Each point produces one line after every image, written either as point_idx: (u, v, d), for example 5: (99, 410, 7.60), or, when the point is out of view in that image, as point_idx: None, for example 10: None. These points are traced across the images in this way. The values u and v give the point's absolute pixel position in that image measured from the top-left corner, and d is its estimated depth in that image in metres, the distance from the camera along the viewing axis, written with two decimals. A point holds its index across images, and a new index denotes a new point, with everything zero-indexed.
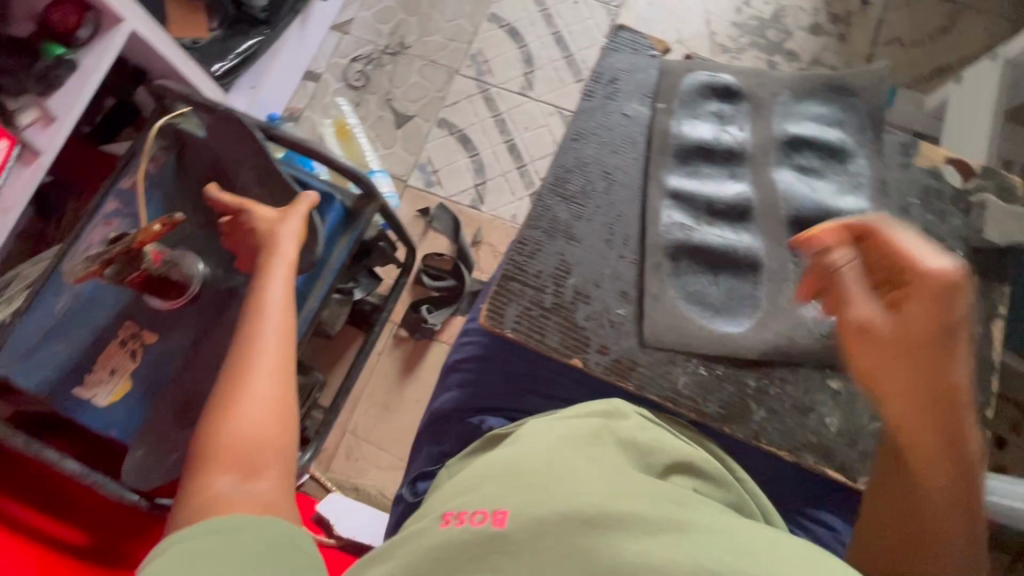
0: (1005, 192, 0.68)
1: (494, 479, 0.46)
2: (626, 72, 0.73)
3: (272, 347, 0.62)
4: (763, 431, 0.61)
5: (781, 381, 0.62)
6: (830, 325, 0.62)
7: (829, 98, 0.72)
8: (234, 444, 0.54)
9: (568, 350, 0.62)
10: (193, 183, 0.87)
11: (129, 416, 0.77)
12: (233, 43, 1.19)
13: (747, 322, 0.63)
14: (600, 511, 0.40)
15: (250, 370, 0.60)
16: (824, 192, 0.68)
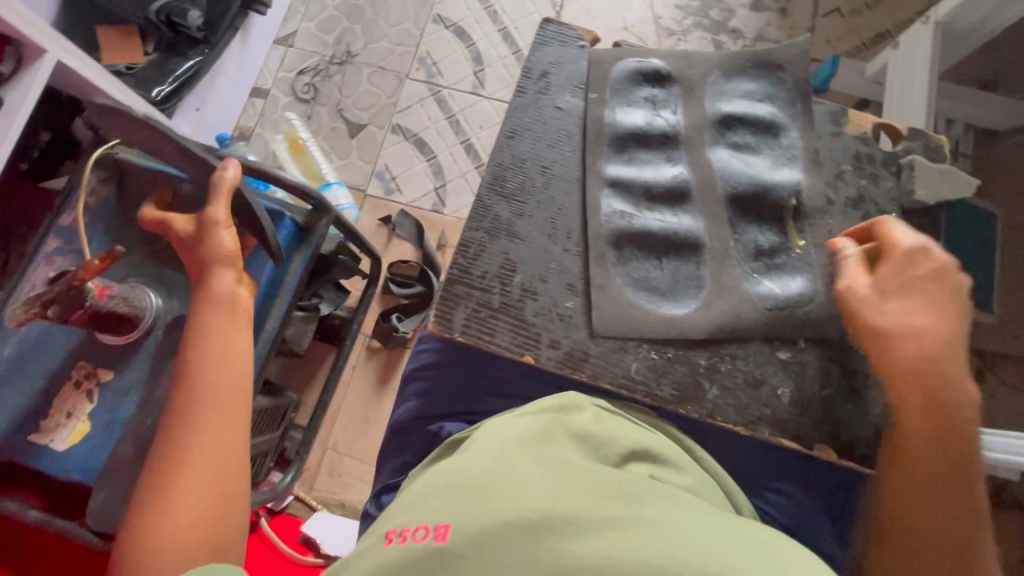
0: (932, 153, 0.70)
1: (441, 490, 0.47)
2: (558, 64, 0.73)
3: (202, 416, 0.63)
4: (718, 408, 0.62)
5: (731, 357, 0.63)
6: (774, 299, 0.64)
7: (758, 74, 0.73)
8: (175, 509, 0.57)
9: (518, 348, 0.63)
10: (136, 212, 0.85)
11: (90, 458, 0.76)
12: (171, 65, 1.17)
13: (692, 302, 0.64)
14: (541, 518, 0.42)
15: (187, 432, 0.62)
16: (759, 166, 0.69)
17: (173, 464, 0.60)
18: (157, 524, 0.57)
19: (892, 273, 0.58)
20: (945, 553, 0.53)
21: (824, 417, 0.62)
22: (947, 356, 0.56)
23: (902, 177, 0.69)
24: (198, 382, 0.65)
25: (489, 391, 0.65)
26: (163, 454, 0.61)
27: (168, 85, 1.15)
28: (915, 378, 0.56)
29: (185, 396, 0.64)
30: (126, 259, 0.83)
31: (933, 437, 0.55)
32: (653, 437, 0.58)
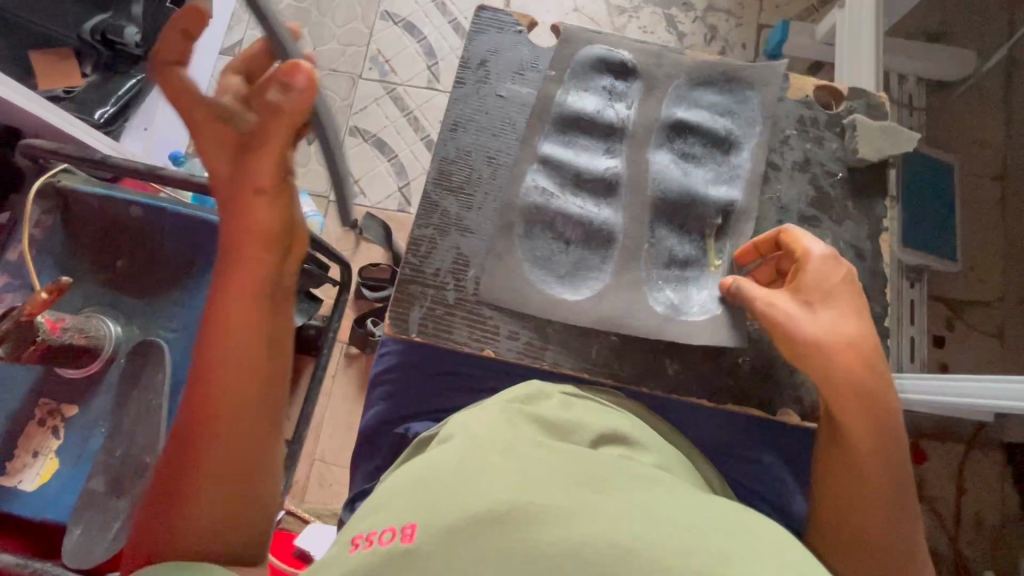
0: (872, 110, 0.71)
1: (406, 492, 0.46)
2: (498, 53, 0.72)
3: (224, 410, 0.52)
4: (680, 382, 0.64)
5: (663, 355, 0.64)
6: (669, 312, 0.64)
7: (724, 88, 0.71)
8: (199, 507, 0.49)
9: (476, 342, 0.64)
10: (85, 241, 0.82)
11: (60, 495, 0.74)
12: (111, 86, 1.13)
13: (589, 293, 0.65)
14: (508, 509, 0.42)
15: (211, 429, 0.51)
16: (697, 178, 0.68)
17: (194, 462, 0.50)
18: (178, 521, 0.49)
19: (813, 287, 0.57)
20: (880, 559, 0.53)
21: (783, 381, 0.64)
22: (881, 367, 0.54)
23: (846, 137, 0.70)
24: (224, 377, 0.52)
25: (456, 388, 0.65)
26: (180, 448, 0.51)
27: (111, 106, 1.12)
28: (856, 396, 0.54)
29: (208, 391, 0.52)
30: (79, 289, 0.81)
31: (879, 451, 0.54)
32: (620, 417, 0.58)
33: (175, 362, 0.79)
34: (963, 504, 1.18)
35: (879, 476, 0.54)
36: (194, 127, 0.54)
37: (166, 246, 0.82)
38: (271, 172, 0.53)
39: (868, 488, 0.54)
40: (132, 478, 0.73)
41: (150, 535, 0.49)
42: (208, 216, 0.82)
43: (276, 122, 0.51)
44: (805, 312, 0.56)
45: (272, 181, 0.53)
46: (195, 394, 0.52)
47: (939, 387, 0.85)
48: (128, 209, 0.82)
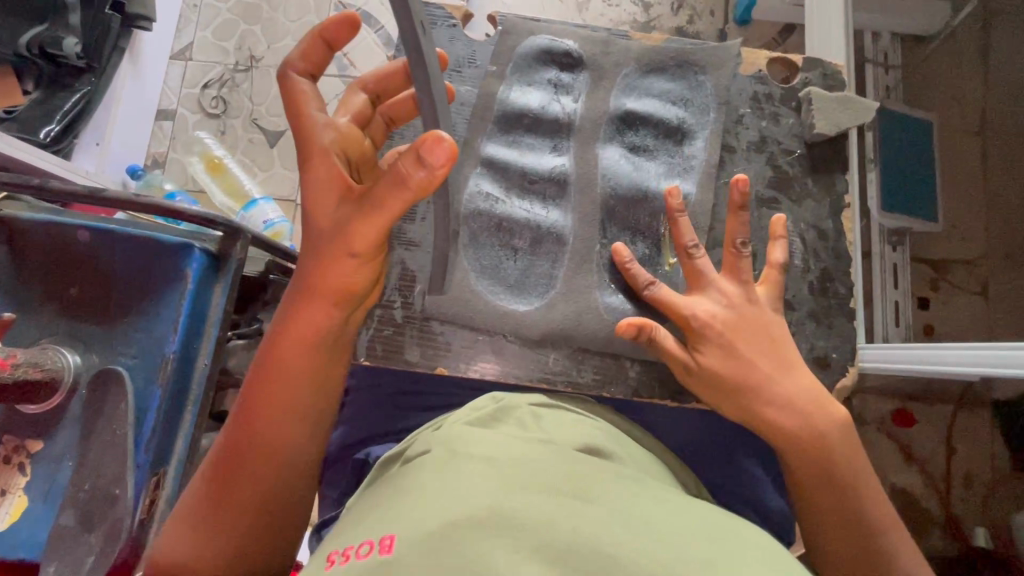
0: (827, 79, 0.74)
1: (385, 508, 0.47)
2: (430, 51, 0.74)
3: (281, 416, 0.57)
4: (641, 386, 0.66)
5: (631, 358, 0.66)
6: (616, 315, 0.66)
7: (675, 75, 0.74)
8: (230, 519, 0.54)
9: (428, 360, 0.65)
10: (35, 270, 0.80)
11: (32, 532, 0.73)
12: (56, 103, 1.09)
13: (536, 301, 0.67)
14: (489, 514, 0.41)
15: (253, 448, 0.55)
16: (647, 169, 0.71)
17: (232, 478, 0.55)
18: (207, 527, 0.53)
19: (715, 351, 0.59)
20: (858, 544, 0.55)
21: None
22: (800, 398, 0.57)
23: (801, 110, 0.73)
24: (271, 405, 0.56)
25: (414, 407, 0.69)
26: (221, 461, 0.56)
27: (57, 124, 1.07)
28: (781, 438, 0.57)
29: (254, 413, 0.56)
30: (33, 321, 0.79)
31: (820, 474, 0.56)
32: (595, 428, 0.57)
33: (138, 391, 0.77)
34: (953, 464, 1.18)
35: (832, 494, 0.56)
36: (307, 155, 0.53)
37: (119, 269, 0.80)
38: (369, 236, 0.51)
39: (826, 508, 0.56)
40: (100, 513, 0.72)
41: (174, 535, 0.54)
42: (160, 235, 0.80)
43: (395, 193, 0.48)
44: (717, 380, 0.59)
45: (367, 245, 0.52)
46: (247, 405, 0.57)
47: (935, 354, 0.83)
48: (77, 234, 0.80)
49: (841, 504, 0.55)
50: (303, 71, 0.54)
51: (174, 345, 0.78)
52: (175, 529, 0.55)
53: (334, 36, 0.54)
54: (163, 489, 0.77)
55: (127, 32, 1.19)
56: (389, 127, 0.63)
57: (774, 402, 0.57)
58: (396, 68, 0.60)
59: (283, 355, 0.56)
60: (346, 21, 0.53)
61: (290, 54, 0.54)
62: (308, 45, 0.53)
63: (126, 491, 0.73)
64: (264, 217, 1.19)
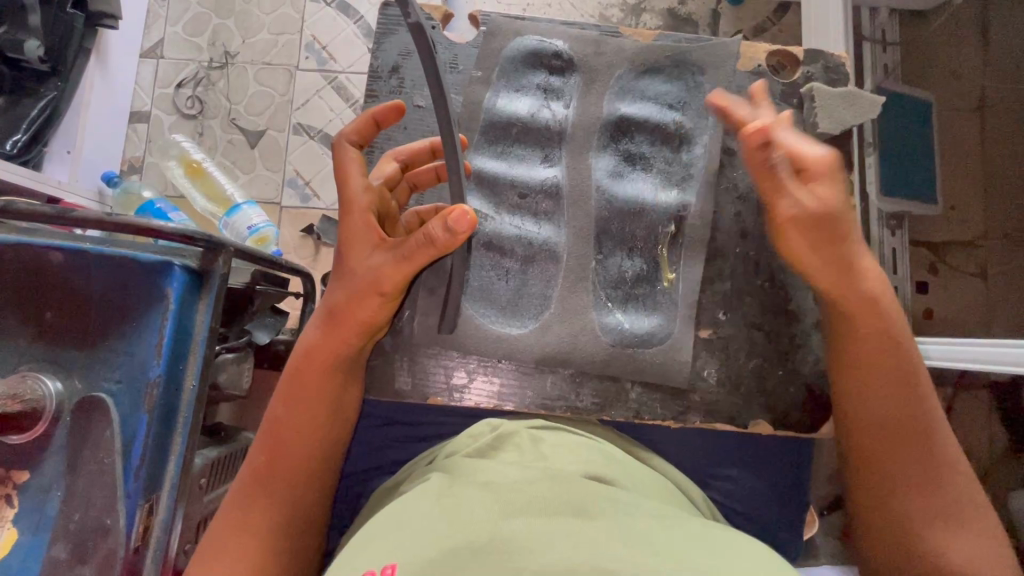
0: (830, 72, 0.71)
1: (385, 532, 0.45)
2: (408, 55, 0.72)
3: (303, 441, 0.56)
4: (643, 406, 0.65)
5: (633, 378, 0.65)
6: (614, 334, 0.65)
7: (671, 75, 0.71)
8: (254, 554, 0.52)
9: (422, 391, 0.65)
10: (9, 297, 0.76)
11: (24, 565, 0.72)
12: (23, 110, 1.04)
13: (531, 323, 0.65)
14: (488, 539, 0.40)
15: (274, 470, 0.55)
16: (645, 180, 0.69)
17: (257, 506, 0.54)
18: (230, 564, 0.51)
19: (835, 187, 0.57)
20: (907, 443, 0.56)
21: (751, 391, 0.65)
22: (868, 269, 0.59)
23: (802, 107, 0.71)
24: (293, 430, 0.56)
25: (406, 438, 0.71)
26: (246, 486, 0.55)
27: (23, 134, 1.03)
28: (853, 307, 0.58)
29: (278, 436, 0.56)
30: (11, 347, 0.76)
31: (879, 351, 0.58)
32: (596, 455, 0.55)
33: (124, 418, 0.74)
34: None
35: (890, 371, 0.57)
36: (346, 209, 0.57)
37: (96, 292, 0.76)
38: (396, 279, 0.55)
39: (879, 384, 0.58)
40: (93, 544, 0.71)
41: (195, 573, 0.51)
42: (139, 254, 0.76)
43: (424, 248, 0.53)
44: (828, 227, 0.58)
45: (393, 286, 0.55)
46: (268, 430, 0.57)
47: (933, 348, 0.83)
48: (49, 256, 0.76)
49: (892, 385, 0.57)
50: (353, 141, 0.60)
51: (159, 370, 0.75)
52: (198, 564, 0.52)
53: (383, 117, 0.60)
54: (157, 515, 0.75)
55: (92, 30, 1.13)
56: (413, 191, 0.66)
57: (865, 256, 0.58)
58: (428, 144, 0.64)
59: (306, 384, 0.57)
60: (395, 107, 0.60)
61: (343, 127, 0.61)
62: (360, 122, 0.60)
63: (118, 521, 0.71)
64: (248, 223, 1.14)
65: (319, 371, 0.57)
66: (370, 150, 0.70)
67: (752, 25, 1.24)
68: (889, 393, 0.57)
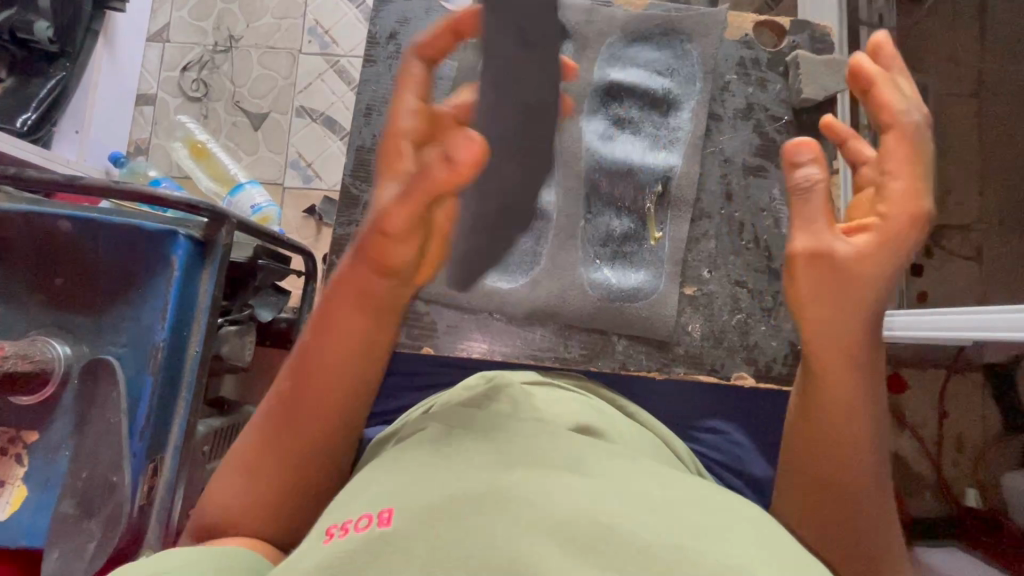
0: (817, 42, 0.72)
1: (385, 479, 0.46)
2: (405, 22, 0.73)
3: (334, 385, 0.48)
4: (630, 358, 0.68)
5: (619, 334, 0.68)
6: (601, 289, 0.68)
7: (661, 43, 0.73)
8: (275, 493, 0.49)
9: (416, 339, 0.67)
10: (19, 263, 0.79)
11: (34, 521, 0.74)
12: (31, 88, 1.06)
13: (521, 278, 0.69)
14: (485, 489, 0.41)
15: (305, 401, 0.48)
16: (636, 146, 0.71)
17: (287, 447, 0.49)
18: (253, 492, 0.49)
19: (881, 253, 0.46)
20: (855, 539, 0.48)
21: (735, 345, 0.68)
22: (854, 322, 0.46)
23: (789, 76, 0.72)
24: (327, 390, 0.48)
25: (401, 389, 0.70)
26: (269, 433, 0.49)
27: (33, 112, 1.04)
28: (826, 361, 0.47)
29: (305, 395, 0.48)
30: (21, 311, 0.78)
31: (841, 395, 0.47)
32: (587, 412, 0.57)
33: (130, 379, 0.76)
34: (944, 427, 1.19)
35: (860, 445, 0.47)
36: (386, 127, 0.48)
37: (103, 259, 0.78)
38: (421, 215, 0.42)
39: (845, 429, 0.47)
40: (100, 500, 0.72)
41: (220, 498, 0.50)
42: (144, 222, 0.78)
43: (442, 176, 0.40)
44: (851, 276, 0.46)
45: (402, 225, 0.42)
46: (303, 350, 0.49)
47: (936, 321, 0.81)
48: (58, 224, 0.78)
49: (863, 462, 0.48)
50: (424, 56, 0.51)
51: (163, 334, 0.77)
52: (227, 487, 0.50)
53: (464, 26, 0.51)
54: (161, 475, 0.77)
55: (99, 12, 1.14)
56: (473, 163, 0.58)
57: (868, 293, 0.46)
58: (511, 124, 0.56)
59: (336, 325, 0.47)
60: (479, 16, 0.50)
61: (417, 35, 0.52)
62: (438, 31, 0.51)
63: (123, 479, 0.72)
64: (251, 202, 1.16)
65: (352, 314, 0.47)
66: (369, 113, 0.73)
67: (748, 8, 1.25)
68: (847, 484, 0.47)
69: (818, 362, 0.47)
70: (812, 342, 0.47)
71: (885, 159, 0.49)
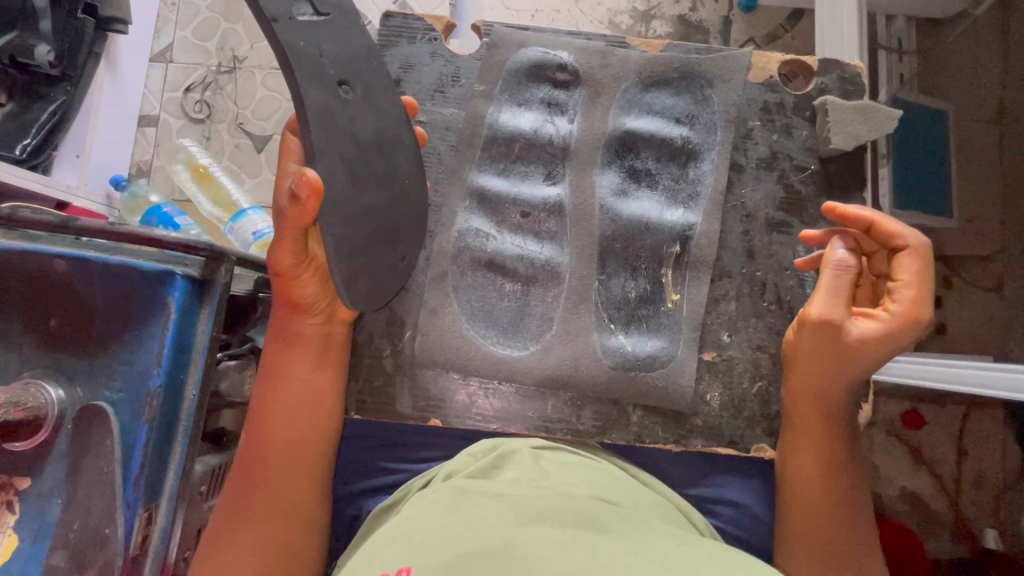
0: (845, 85, 0.69)
1: (398, 541, 0.47)
2: (409, 67, 0.71)
3: (281, 427, 0.62)
4: (644, 431, 0.65)
5: (635, 403, 0.66)
6: (616, 358, 0.66)
7: (679, 88, 0.70)
8: (257, 545, 0.59)
9: (423, 412, 0.66)
10: (13, 304, 0.76)
11: (24, 573, 0.72)
12: (32, 113, 1.05)
13: (532, 346, 0.66)
14: (500, 549, 0.42)
15: (263, 453, 0.61)
16: (652, 204, 0.69)
17: (252, 501, 0.60)
18: (231, 548, 0.59)
19: (881, 336, 0.56)
20: (834, 545, 0.59)
21: (756, 416, 0.65)
22: (836, 378, 0.59)
23: (815, 121, 0.69)
24: (282, 428, 0.62)
25: (408, 449, 0.67)
26: (242, 489, 0.61)
27: (33, 137, 1.03)
28: (804, 404, 0.61)
29: (266, 437, 0.62)
30: (15, 354, 0.76)
31: (827, 447, 0.60)
32: (604, 478, 0.57)
33: (125, 426, 0.74)
34: (963, 465, 1.14)
35: (832, 470, 0.60)
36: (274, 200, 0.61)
37: (98, 299, 0.76)
38: (302, 250, 0.59)
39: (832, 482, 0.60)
40: (92, 553, 0.71)
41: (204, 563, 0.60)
42: (142, 262, 0.76)
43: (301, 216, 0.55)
44: (847, 350, 0.57)
45: (290, 261, 0.58)
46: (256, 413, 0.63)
47: (955, 373, 0.78)
48: (53, 263, 0.76)
49: (836, 483, 0.60)
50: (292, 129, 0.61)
51: (159, 379, 0.75)
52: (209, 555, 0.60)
53: None
54: (156, 524, 0.75)
55: (101, 35, 1.13)
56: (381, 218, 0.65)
57: (857, 360, 0.57)
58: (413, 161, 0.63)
59: (274, 374, 0.63)
60: None
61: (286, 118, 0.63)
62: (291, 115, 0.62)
63: (116, 531, 0.71)
64: (253, 227, 1.11)
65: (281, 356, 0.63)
66: None
67: (763, 33, 1.22)
68: (824, 502, 0.59)
69: (797, 405, 0.61)
70: (797, 391, 0.61)
71: (894, 271, 0.58)
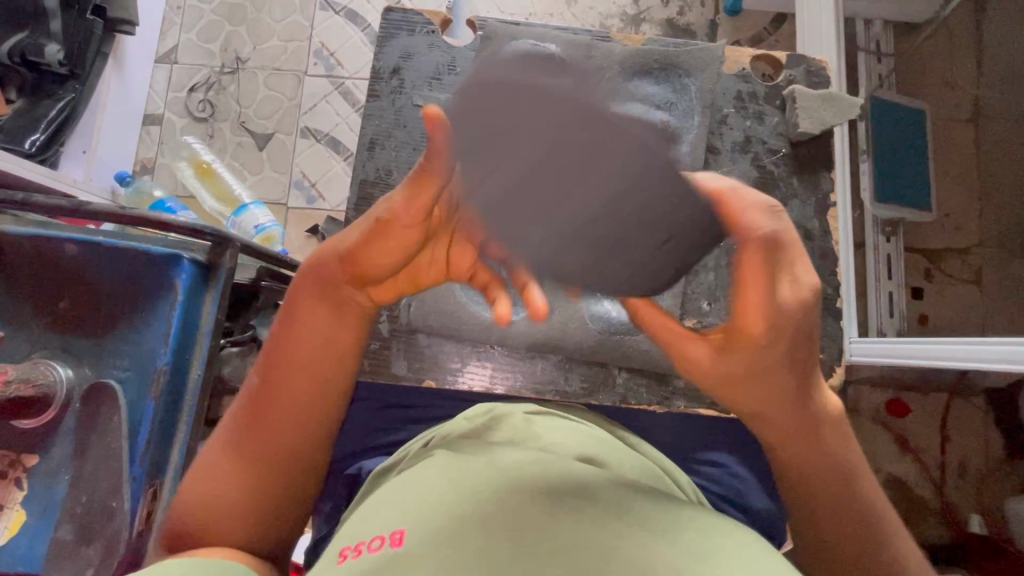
0: (812, 77, 0.75)
1: (394, 500, 0.46)
2: (407, 57, 0.75)
3: (295, 378, 0.51)
4: (629, 392, 0.70)
5: (620, 367, 0.70)
6: (603, 322, 0.70)
7: (661, 77, 0.74)
8: (248, 493, 0.52)
9: (417, 374, 0.70)
10: (25, 287, 0.79)
11: (31, 547, 0.74)
12: (42, 110, 1.08)
13: (523, 311, 0.71)
14: (496, 509, 0.42)
15: (271, 398, 0.52)
16: None
17: (251, 440, 0.52)
18: (220, 484, 0.52)
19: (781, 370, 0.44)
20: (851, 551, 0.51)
21: None
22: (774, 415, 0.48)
23: (787, 109, 0.74)
24: (292, 380, 0.51)
25: (406, 415, 0.70)
26: (239, 437, 0.52)
27: (42, 133, 1.06)
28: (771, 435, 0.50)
29: (276, 388, 0.51)
30: (24, 335, 0.79)
31: (816, 456, 0.50)
32: (596, 442, 0.58)
33: (132, 403, 0.76)
34: (947, 452, 1.17)
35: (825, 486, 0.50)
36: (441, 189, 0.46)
37: (107, 282, 0.79)
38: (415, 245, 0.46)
39: (814, 483, 0.51)
40: (98, 527, 0.74)
41: (191, 487, 0.53)
42: (150, 247, 0.79)
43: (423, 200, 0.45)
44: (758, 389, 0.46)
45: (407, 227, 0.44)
46: (273, 349, 0.52)
47: (934, 349, 0.81)
48: (64, 248, 0.79)
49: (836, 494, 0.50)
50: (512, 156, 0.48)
51: (166, 358, 0.77)
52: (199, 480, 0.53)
53: None
54: (160, 500, 0.77)
55: (109, 36, 1.17)
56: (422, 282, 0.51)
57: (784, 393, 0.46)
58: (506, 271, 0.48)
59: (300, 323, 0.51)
60: None
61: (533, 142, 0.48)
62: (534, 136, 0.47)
63: (122, 504, 0.74)
64: (255, 222, 1.16)
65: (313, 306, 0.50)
66: (372, 147, 0.74)
67: (748, 35, 1.26)
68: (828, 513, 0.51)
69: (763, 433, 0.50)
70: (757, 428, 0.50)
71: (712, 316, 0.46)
